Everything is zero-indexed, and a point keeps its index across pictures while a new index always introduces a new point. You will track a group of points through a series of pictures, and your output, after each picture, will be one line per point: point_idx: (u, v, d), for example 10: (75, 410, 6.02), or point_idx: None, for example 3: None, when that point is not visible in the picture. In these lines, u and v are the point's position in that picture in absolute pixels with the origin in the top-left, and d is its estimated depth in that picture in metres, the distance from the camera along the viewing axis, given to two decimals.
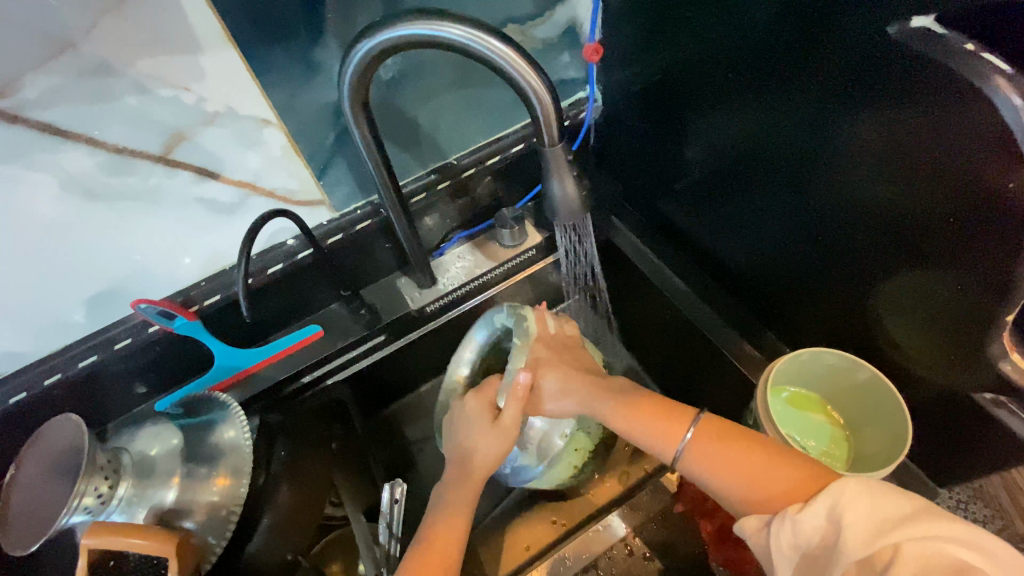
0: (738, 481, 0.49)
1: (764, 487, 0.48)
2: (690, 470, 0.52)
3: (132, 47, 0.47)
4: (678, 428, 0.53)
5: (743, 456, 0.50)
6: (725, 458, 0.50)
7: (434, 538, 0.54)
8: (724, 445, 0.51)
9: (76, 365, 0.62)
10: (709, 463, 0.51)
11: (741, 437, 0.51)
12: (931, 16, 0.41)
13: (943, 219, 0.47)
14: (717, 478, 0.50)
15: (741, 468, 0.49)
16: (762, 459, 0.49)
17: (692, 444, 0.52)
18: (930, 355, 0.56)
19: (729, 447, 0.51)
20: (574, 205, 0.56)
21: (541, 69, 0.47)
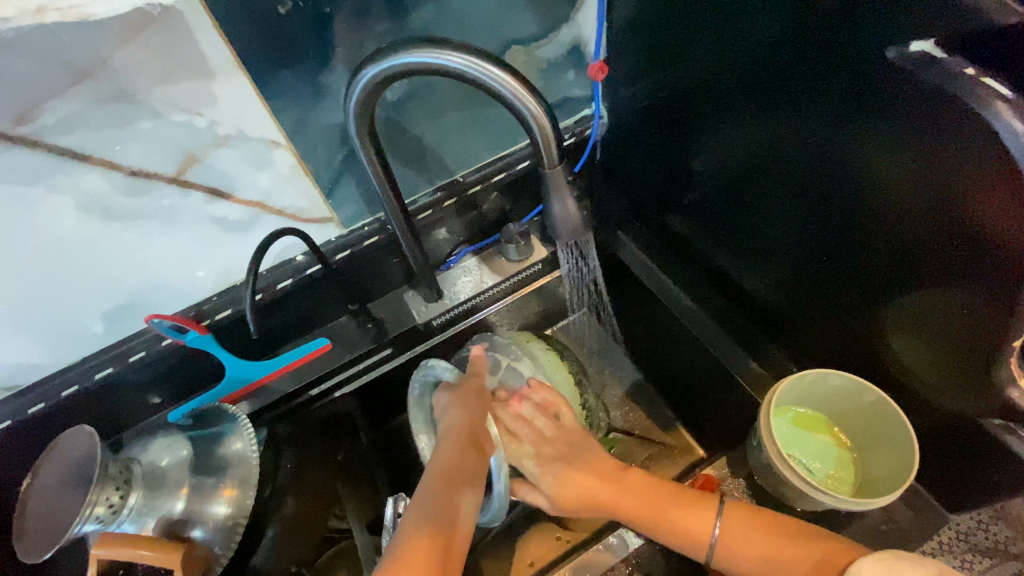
0: (759, 558, 0.54)
1: (785, 565, 0.53)
2: (719, 559, 0.56)
3: (147, 75, 0.49)
4: (703, 524, 0.56)
5: (769, 542, 0.55)
6: (754, 540, 0.55)
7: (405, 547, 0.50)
8: (761, 539, 0.55)
9: (92, 377, 0.64)
10: (742, 558, 0.55)
11: (763, 520, 0.56)
12: (930, 40, 0.41)
13: (946, 243, 0.47)
14: (742, 559, 0.55)
15: (765, 551, 0.54)
16: (789, 544, 0.54)
17: (720, 536, 0.56)
18: (937, 378, 0.55)
19: (772, 540, 0.55)
20: (575, 225, 0.56)
21: (540, 94, 0.48)
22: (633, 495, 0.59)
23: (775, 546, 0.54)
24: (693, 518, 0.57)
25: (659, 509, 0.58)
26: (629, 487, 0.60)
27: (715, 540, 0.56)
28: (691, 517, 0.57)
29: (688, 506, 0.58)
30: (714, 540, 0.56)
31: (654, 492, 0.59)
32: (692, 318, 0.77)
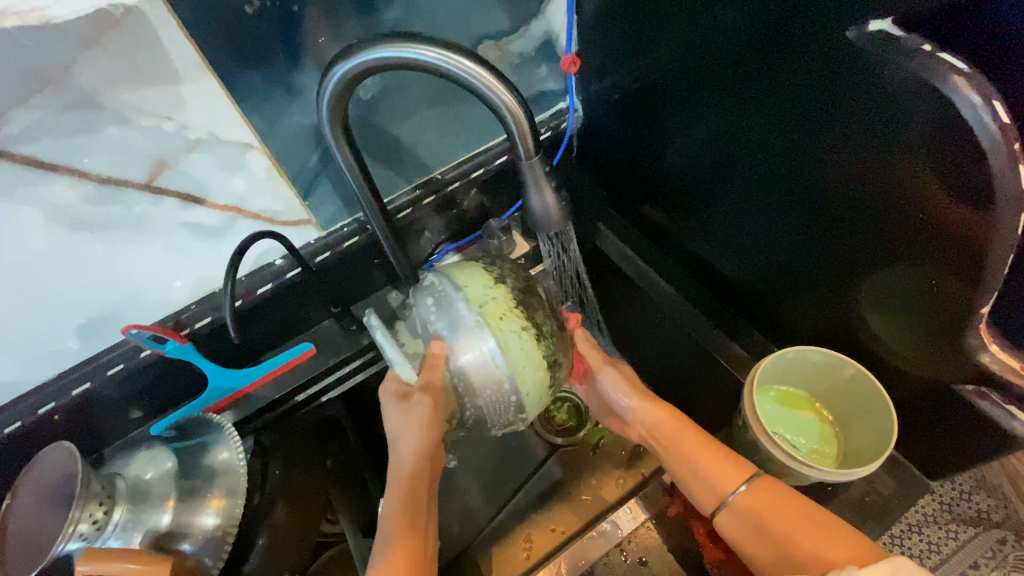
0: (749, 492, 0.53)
1: (769, 514, 0.51)
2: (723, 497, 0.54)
3: (113, 80, 0.48)
4: (732, 479, 0.54)
5: (800, 522, 0.50)
6: (775, 500, 0.52)
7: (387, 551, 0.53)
8: (782, 505, 0.51)
9: (69, 393, 0.63)
10: (762, 523, 0.51)
11: (792, 507, 0.51)
12: (888, 19, 0.42)
13: (915, 218, 0.48)
14: (745, 509, 0.53)
15: (799, 529, 0.49)
16: (818, 533, 0.48)
17: (742, 496, 0.53)
18: (914, 352, 0.56)
19: (786, 497, 0.51)
20: (554, 216, 0.57)
21: (514, 87, 0.49)
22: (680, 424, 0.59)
23: (811, 533, 0.48)
24: (714, 463, 0.55)
25: (702, 450, 0.56)
26: (673, 437, 0.58)
27: (738, 507, 0.53)
28: (719, 468, 0.55)
29: (719, 454, 0.55)
30: (735, 506, 0.53)
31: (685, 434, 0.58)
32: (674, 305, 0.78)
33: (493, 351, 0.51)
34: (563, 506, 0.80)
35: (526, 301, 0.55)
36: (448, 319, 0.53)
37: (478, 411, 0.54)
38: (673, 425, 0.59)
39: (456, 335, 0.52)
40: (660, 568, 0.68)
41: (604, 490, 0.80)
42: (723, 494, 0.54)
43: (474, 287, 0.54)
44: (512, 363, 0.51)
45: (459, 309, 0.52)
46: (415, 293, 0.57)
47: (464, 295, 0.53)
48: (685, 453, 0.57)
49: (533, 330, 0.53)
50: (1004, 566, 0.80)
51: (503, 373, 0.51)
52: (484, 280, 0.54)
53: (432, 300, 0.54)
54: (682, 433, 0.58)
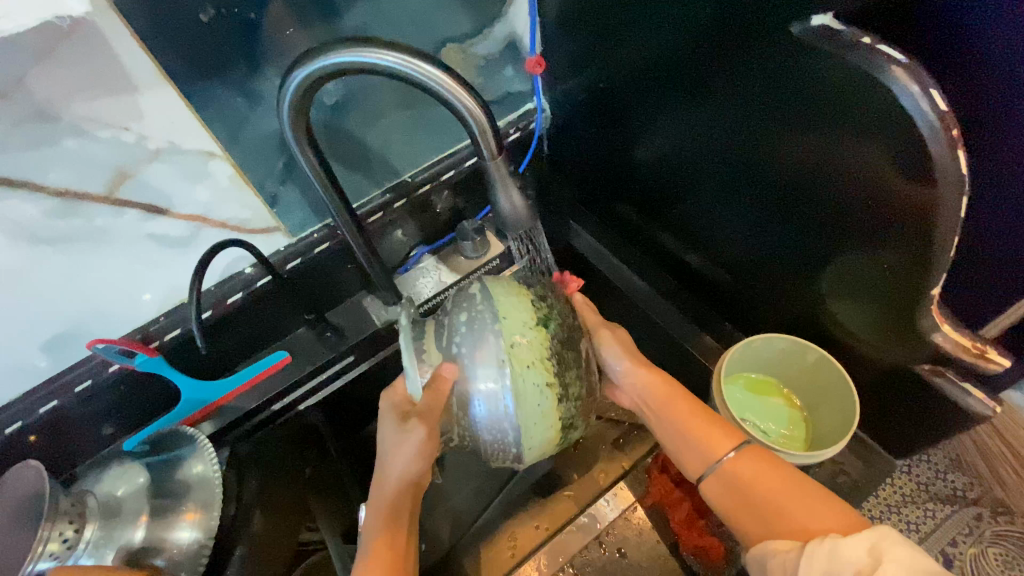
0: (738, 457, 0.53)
1: (753, 475, 0.52)
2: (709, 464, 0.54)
3: (68, 93, 0.47)
4: (722, 445, 0.54)
5: (785, 483, 0.50)
6: (755, 458, 0.53)
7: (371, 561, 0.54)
8: (767, 472, 0.51)
9: (37, 412, 0.61)
10: (746, 487, 0.51)
11: (780, 469, 0.51)
12: (830, 13, 0.43)
13: (867, 206, 0.50)
14: (728, 469, 0.53)
15: (782, 490, 0.49)
16: (801, 498, 0.48)
17: (733, 459, 0.53)
18: (871, 332, 0.58)
19: (772, 460, 0.53)
20: (521, 215, 0.57)
21: (474, 90, 0.49)
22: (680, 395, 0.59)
23: (795, 497, 0.49)
24: (717, 435, 0.55)
25: (697, 418, 0.57)
26: (674, 406, 0.58)
27: (725, 469, 0.53)
28: (713, 435, 0.55)
29: (717, 421, 0.56)
30: (722, 470, 0.53)
31: (696, 411, 0.57)
32: (647, 300, 0.80)
33: (507, 395, 0.52)
34: (546, 502, 0.80)
35: (563, 355, 0.54)
36: (472, 346, 0.53)
37: (478, 442, 0.56)
38: (671, 390, 0.59)
39: (471, 367, 0.52)
40: (638, 558, 0.68)
41: (586, 484, 0.81)
42: (711, 460, 0.54)
43: (517, 320, 0.53)
44: (523, 412, 0.52)
45: (490, 342, 0.52)
46: (453, 302, 0.57)
47: (500, 329, 0.53)
48: (686, 429, 0.57)
49: (558, 393, 0.53)
50: (980, 541, 0.82)
51: (510, 421, 0.53)
52: (527, 319, 0.53)
53: (466, 323, 0.54)
54: (701, 423, 0.56)
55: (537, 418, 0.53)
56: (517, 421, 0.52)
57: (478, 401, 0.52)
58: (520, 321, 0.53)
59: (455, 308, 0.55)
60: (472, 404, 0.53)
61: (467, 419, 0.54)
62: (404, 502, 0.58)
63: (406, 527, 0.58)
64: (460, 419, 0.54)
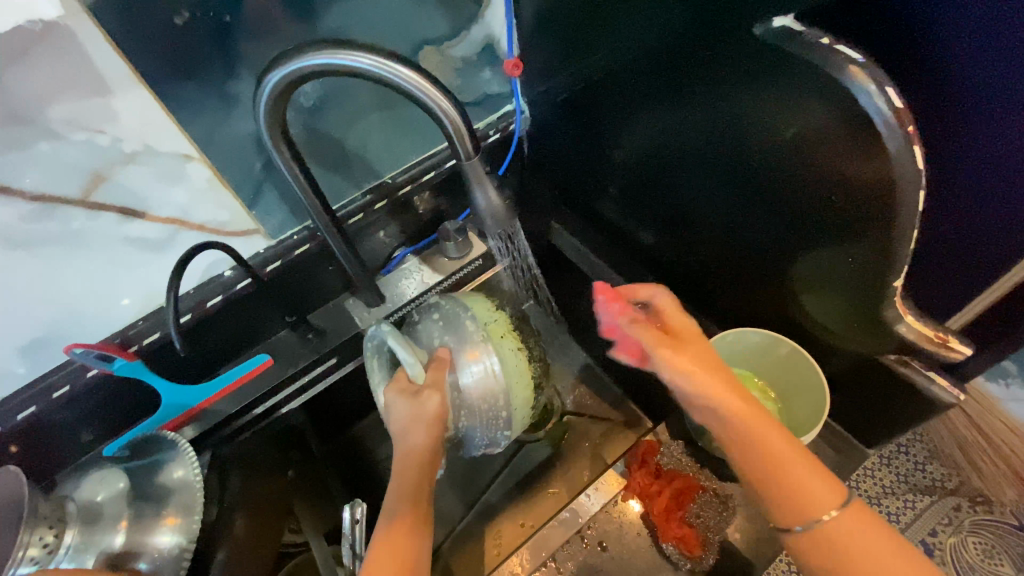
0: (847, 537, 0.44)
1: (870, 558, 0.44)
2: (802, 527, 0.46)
3: (41, 96, 0.47)
4: (825, 503, 0.45)
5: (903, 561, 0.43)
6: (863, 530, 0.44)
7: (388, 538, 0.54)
8: (879, 547, 0.44)
9: (13, 419, 0.60)
10: (849, 555, 0.44)
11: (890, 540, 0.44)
12: (789, 16, 0.45)
13: (830, 200, 0.51)
14: (833, 545, 0.45)
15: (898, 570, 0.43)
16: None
17: (841, 522, 0.45)
18: (839, 323, 0.59)
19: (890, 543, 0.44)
20: (499, 213, 0.58)
21: (449, 91, 0.50)
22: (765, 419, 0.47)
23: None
24: (775, 435, 0.47)
25: (786, 452, 0.46)
26: (756, 434, 0.47)
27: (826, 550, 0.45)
28: (790, 455, 0.46)
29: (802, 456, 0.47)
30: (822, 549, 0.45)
31: (764, 423, 0.47)
32: None
33: (493, 361, 0.63)
34: (531, 501, 0.81)
35: (522, 330, 0.71)
36: (455, 334, 0.65)
37: (473, 428, 0.65)
38: (763, 419, 0.47)
39: (461, 346, 0.64)
40: (620, 551, 0.68)
41: (570, 481, 0.82)
42: (811, 528, 0.45)
43: (482, 310, 0.67)
44: (508, 374, 0.64)
45: (466, 325, 0.65)
46: (421, 313, 0.70)
47: (472, 315, 0.66)
48: (774, 460, 0.46)
49: (525, 352, 0.68)
50: (961, 530, 0.87)
51: (500, 388, 0.63)
52: (490, 306, 0.69)
53: (442, 319, 0.67)
54: (767, 425, 0.47)
55: (517, 379, 0.66)
56: (503, 385, 0.63)
57: (469, 377, 0.62)
58: (482, 312, 0.67)
59: (432, 309, 0.69)
60: (468, 385, 0.62)
61: (462, 402, 0.63)
62: (420, 481, 0.58)
63: (423, 511, 0.57)
64: (459, 406, 0.63)
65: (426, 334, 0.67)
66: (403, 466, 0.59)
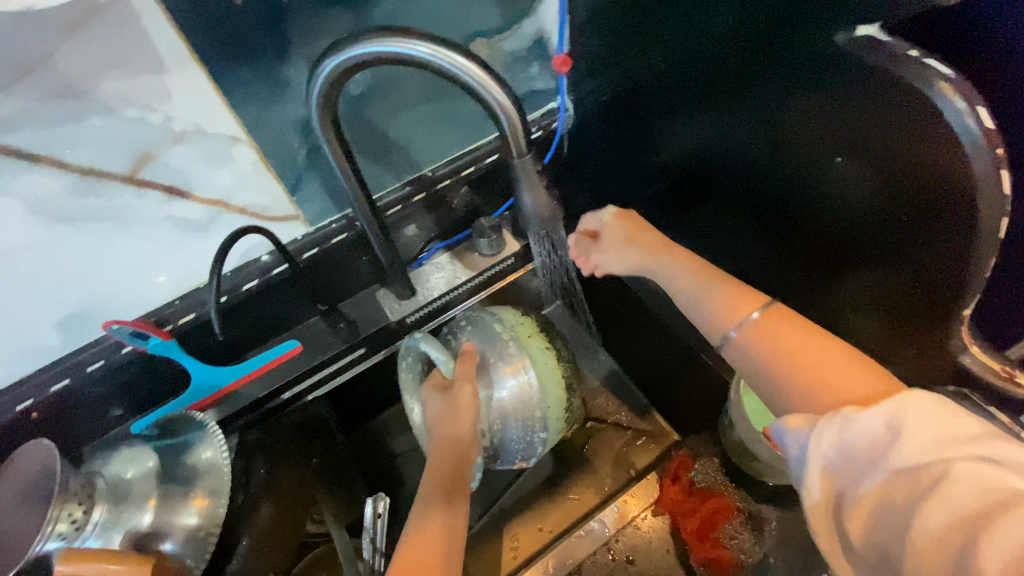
0: (926, 441, 0.37)
1: (953, 436, 0.37)
2: (919, 451, 0.37)
3: (97, 71, 0.47)
4: (859, 377, 0.43)
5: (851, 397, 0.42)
6: (927, 423, 0.38)
7: (422, 533, 0.51)
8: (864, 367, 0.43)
9: (49, 390, 0.61)
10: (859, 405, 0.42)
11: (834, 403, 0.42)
12: (875, 24, 0.42)
13: (892, 215, 0.49)
14: (937, 441, 0.37)
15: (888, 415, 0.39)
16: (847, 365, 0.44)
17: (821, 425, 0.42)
18: (889, 345, 0.57)
19: (951, 419, 0.38)
20: (544, 213, 0.57)
21: (505, 83, 0.48)
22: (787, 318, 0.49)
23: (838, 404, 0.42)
24: (833, 359, 0.45)
25: (813, 346, 0.46)
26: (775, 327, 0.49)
27: (946, 474, 0.36)
28: (847, 376, 0.43)
29: (846, 381, 0.43)
30: (945, 470, 0.36)
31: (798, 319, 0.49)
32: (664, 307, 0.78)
33: (524, 361, 0.66)
34: (551, 504, 0.80)
35: (549, 331, 0.73)
36: (483, 334, 0.68)
37: (508, 434, 0.66)
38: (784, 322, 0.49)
39: (491, 345, 0.66)
40: (645, 566, 0.68)
41: (592, 489, 0.81)
42: (902, 442, 0.38)
43: (510, 315, 0.70)
44: (540, 374, 0.66)
45: (493, 326, 0.68)
46: (449, 325, 0.73)
47: (498, 318, 0.69)
48: (801, 354, 0.46)
49: (555, 352, 0.69)
50: None
51: (534, 388, 0.65)
52: (515, 311, 0.72)
53: (468, 322, 0.70)
54: (779, 323, 0.49)
55: (548, 377, 0.67)
56: (535, 384, 0.65)
57: (501, 378, 0.65)
58: (506, 315, 0.70)
59: (462, 314, 0.72)
60: (501, 389, 0.64)
61: (497, 407, 0.64)
62: (457, 466, 0.58)
63: (459, 502, 0.56)
64: (493, 411, 0.64)
65: (453, 333, 0.70)
66: (439, 460, 0.58)
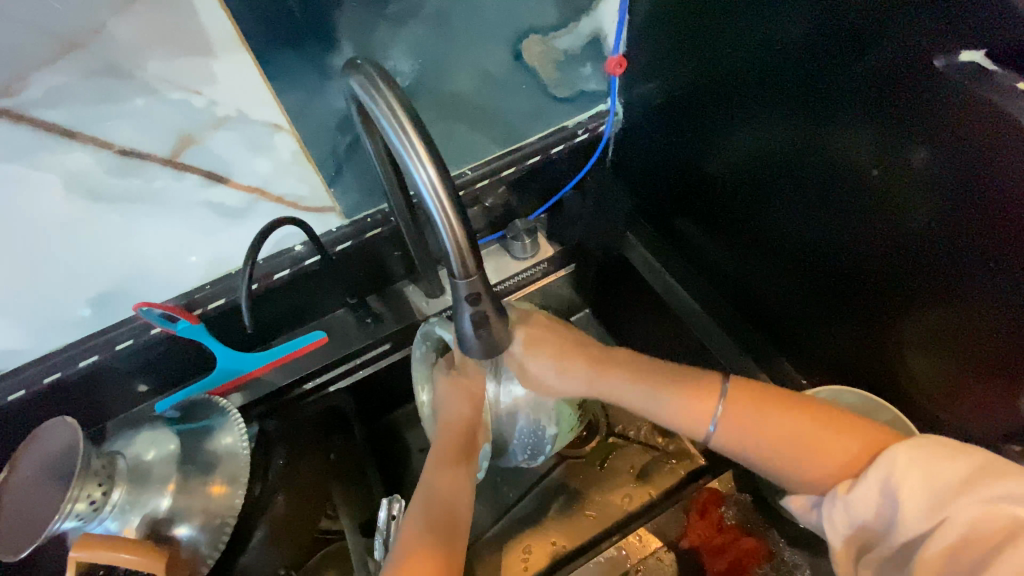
0: (921, 507, 0.41)
1: (944, 488, 0.41)
2: (919, 518, 0.41)
3: (142, 51, 0.46)
4: (846, 444, 0.46)
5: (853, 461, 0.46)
6: (921, 479, 0.41)
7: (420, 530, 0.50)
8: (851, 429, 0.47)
9: (77, 365, 0.61)
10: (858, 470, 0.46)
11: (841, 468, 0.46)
12: (981, 51, 0.38)
13: (964, 254, 0.45)
14: (937, 502, 0.41)
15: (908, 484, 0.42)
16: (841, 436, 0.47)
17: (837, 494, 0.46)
18: (951, 391, 0.53)
19: (936, 469, 0.41)
20: (471, 344, 0.46)
21: (467, 216, 0.41)
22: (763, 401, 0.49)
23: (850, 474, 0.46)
24: (829, 450, 0.46)
25: (806, 424, 0.47)
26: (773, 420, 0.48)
27: (946, 524, 0.40)
28: (838, 451, 0.46)
29: (842, 461, 0.46)
30: (945, 521, 0.40)
31: (772, 398, 0.49)
32: (703, 327, 0.75)
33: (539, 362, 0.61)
34: (566, 518, 0.79)
35: None
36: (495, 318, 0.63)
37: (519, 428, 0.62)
38: (764, 398, 0.49)
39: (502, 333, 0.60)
40: None
41: (609, 507, 0.79)
42: (902, 515, 0.41)
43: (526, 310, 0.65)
44: None
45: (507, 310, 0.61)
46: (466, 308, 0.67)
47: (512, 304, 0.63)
48: (804, 446, 0.47)
49: None
50: None
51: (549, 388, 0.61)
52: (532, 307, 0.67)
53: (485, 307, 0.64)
54: (763, 412, 0.48)
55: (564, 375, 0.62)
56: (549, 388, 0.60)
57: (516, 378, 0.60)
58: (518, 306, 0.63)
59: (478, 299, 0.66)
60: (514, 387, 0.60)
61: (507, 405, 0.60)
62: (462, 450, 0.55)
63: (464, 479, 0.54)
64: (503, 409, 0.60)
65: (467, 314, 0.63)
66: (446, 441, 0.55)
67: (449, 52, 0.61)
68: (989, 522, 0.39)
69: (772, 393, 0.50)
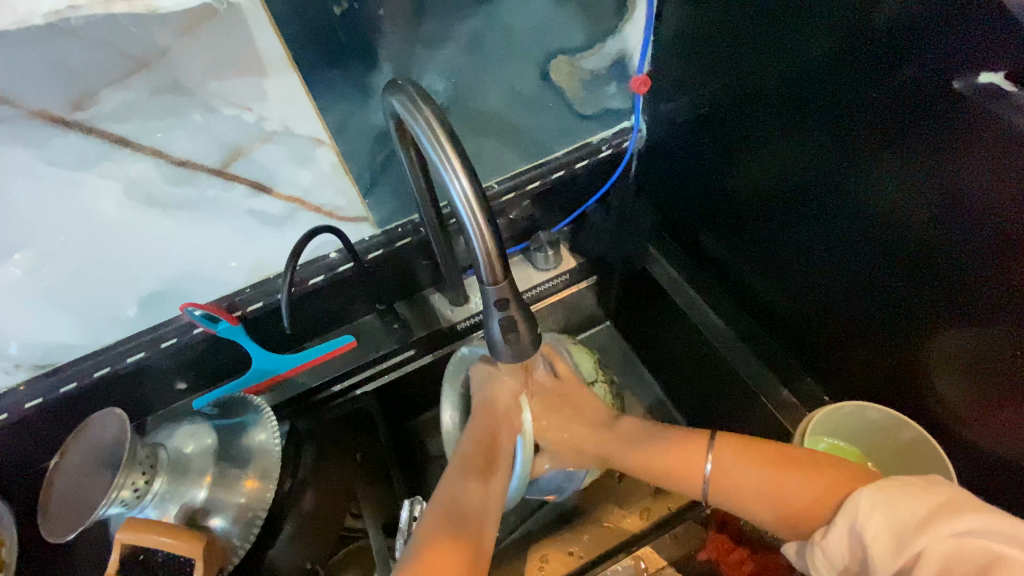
0: (888, 546, 0.41)
1: (905, 525, 0.40)
2: (889, 553, 0.40)
3: (202, 71, 0.50)
4: (801, 486, 0.48)
5: (820, 488, 0.47)
6: (886, 522, 0.41)
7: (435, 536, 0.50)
8: (808, 469, 0.49)
9: (125, 360, 0.65)
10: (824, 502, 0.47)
11: (813, 507, 0.47)
12: (1001, 72, 0.39)
13: (984, 274, 0.46)
14: (902, 540, 0.40)
15: (871, 519, 0.42)
16: (792, 474, 0.49)
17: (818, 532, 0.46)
18: (977, 411, 0.52)
19: (900, 505, 0.41)
20: (501, 350, 0.48)
21: (496, 227, 0.43)
22: (748, 456, 0.52)
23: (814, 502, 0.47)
24: (789, 484, 0.49)
25: (769, 470, 0.50)
26: (747, 469, 0.52)
27: (917, 560, 0.39)
28: (800, 492, 0.48)
29: (805, 500, 0.48)
30: (915, 558, 0.39)
31: (757, 455, 0.52)
32: (724, 342, 0.75)
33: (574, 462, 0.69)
34: (583, 529, 0.79)
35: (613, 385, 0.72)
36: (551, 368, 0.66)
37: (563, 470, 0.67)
38: (748, 450, 0.53)
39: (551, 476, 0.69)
40: None
41: (627, 519, 0.79)
42: (870, 553, 0.41)
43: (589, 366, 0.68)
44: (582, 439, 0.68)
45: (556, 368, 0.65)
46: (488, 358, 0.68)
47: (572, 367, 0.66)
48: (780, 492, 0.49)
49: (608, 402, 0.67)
50: None
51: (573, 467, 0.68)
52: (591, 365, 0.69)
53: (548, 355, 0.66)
54: (745, 464, 0.52)
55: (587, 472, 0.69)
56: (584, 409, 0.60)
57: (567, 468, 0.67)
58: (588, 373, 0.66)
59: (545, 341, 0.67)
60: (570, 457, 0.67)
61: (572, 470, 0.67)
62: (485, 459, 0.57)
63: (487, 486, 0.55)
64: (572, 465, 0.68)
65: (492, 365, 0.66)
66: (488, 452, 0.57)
67: (482, 72, 0.65)
68: (964, 557, 0.37)
69: (761, 445, 0.52)
